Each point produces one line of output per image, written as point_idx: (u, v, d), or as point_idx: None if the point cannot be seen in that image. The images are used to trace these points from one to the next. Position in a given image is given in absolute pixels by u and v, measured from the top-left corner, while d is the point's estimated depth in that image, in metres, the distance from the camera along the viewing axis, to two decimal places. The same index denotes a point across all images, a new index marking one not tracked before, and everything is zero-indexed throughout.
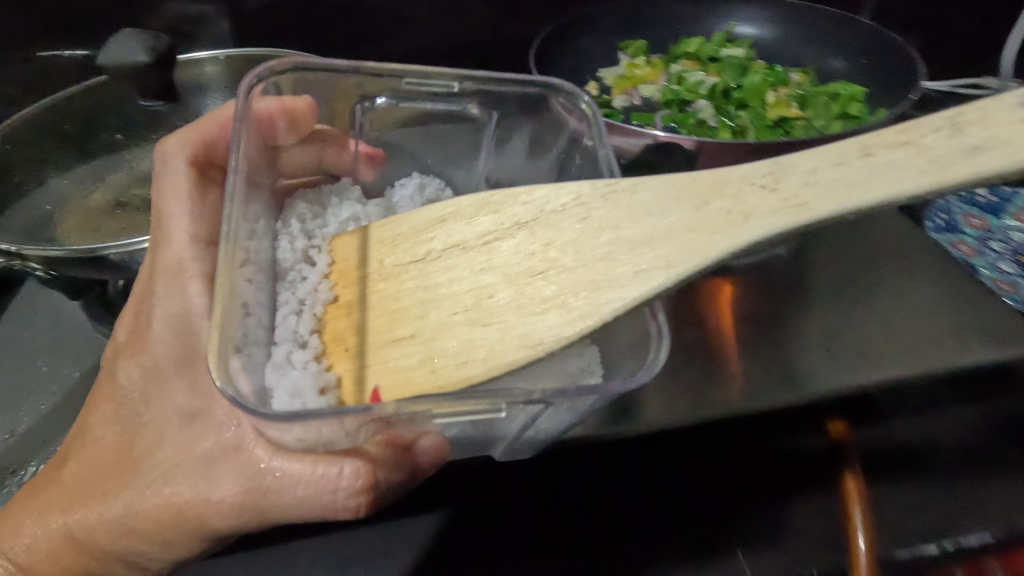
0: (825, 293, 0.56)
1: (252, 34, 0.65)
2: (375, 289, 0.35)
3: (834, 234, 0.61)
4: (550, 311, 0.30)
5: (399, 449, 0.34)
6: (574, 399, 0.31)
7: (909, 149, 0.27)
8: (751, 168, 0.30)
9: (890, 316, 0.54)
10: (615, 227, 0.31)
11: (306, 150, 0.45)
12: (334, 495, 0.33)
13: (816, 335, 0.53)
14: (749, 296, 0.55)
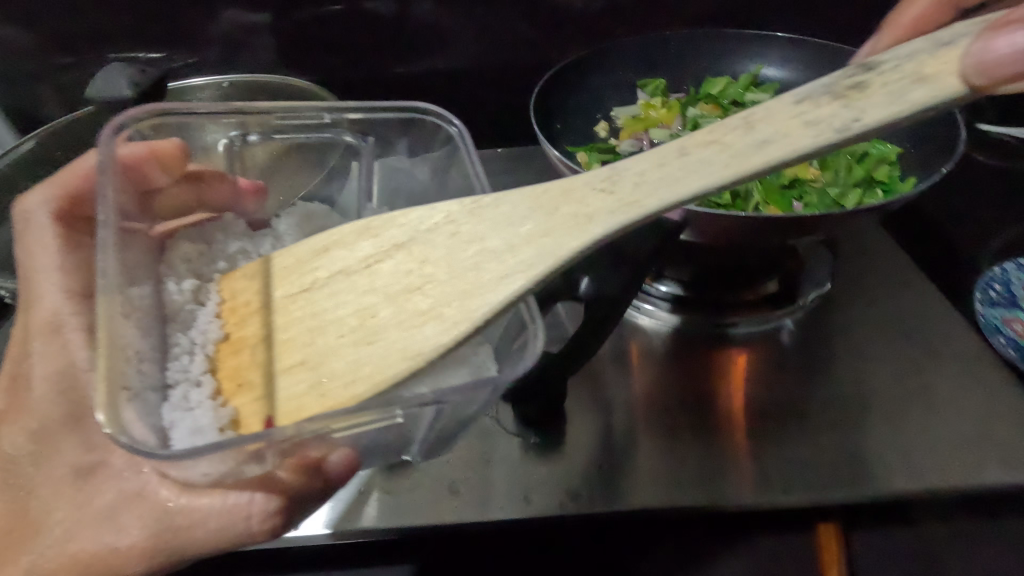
0: (850, 375, 0.52)
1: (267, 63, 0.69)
2: (269, 319, 0.34)
3: (853, 307, 0.58)
4: (427, 323, 0.31)
5: (310, 466, 0.33)
6: (467, 400, 0.31)
7: (715, 147, 0.30)
8: (588, 176, 0.33)
9: (921, 409, 0.50)
10: (482, 239, 0.32)
11: (184, 191, 0.44)
12: (247, 521, 0.33)
13: (840, 421, 0.49)
14: (761, 376, 0.53)
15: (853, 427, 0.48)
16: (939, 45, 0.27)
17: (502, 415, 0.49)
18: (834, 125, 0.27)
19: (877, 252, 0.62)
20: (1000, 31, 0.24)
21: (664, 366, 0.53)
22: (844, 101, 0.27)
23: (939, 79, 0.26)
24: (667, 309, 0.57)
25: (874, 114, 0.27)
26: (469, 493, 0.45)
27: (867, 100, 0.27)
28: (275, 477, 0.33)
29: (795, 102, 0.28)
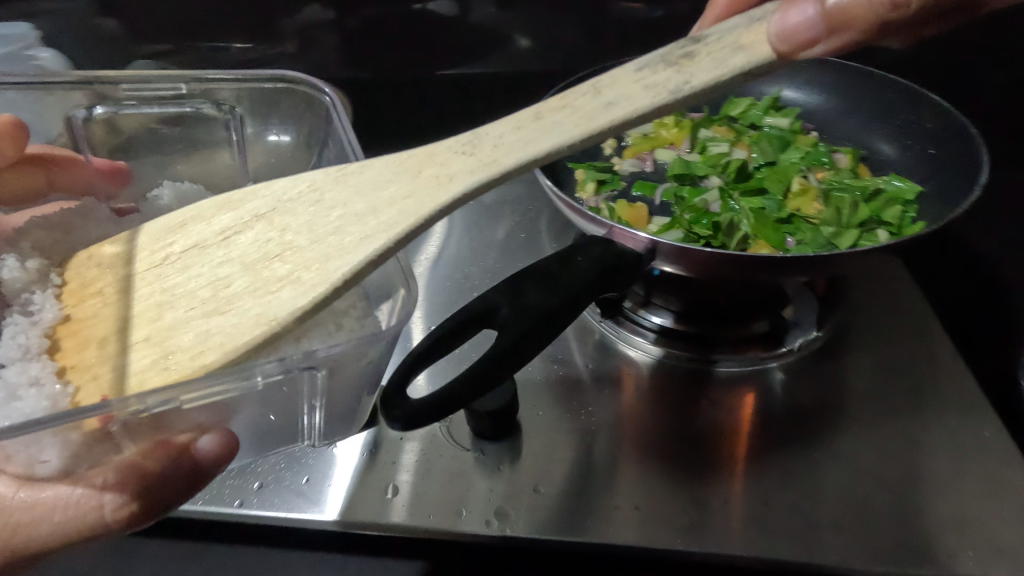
0: (869, 426, 0.48)
1: (329, 58, 0.83)
2: (123, 293, 0.37)
3: (855, 356, 0.53)
4: (283, 289, 0.33)
5: (173, 451, 0.34)
6: (341, 367, 0.33)
7: (565, 112, 0.34)
8: (451, 141, 0.36)
9: (944, 471, 0.45)
10: (343, 204, 0.35)
11: (26, 172, 0.49)
12: (97, 511, 0.33)
13: (811, 471, 0.45)
14: (767, 415, 0.49)
15: (866, 483, 0.44)
16: (753, 21, 0.33)
17: (455, 427, 0.48)
18: (667, 86, 0.33)
19: (883, 301, 0.58)
20: (794, 5, 0.31)
21: (636, 395, 0.51)
22: (677, 67, 0.33)
23: (754, 48, 0.32)
24: (653, 341, 0.54)
25: (700, 78, 0.33)
26: (406, 499, 0.44)
27: (694, 67, 0.33)
28: (136, 463, 0.34)
29: (636, 68, 0.34)
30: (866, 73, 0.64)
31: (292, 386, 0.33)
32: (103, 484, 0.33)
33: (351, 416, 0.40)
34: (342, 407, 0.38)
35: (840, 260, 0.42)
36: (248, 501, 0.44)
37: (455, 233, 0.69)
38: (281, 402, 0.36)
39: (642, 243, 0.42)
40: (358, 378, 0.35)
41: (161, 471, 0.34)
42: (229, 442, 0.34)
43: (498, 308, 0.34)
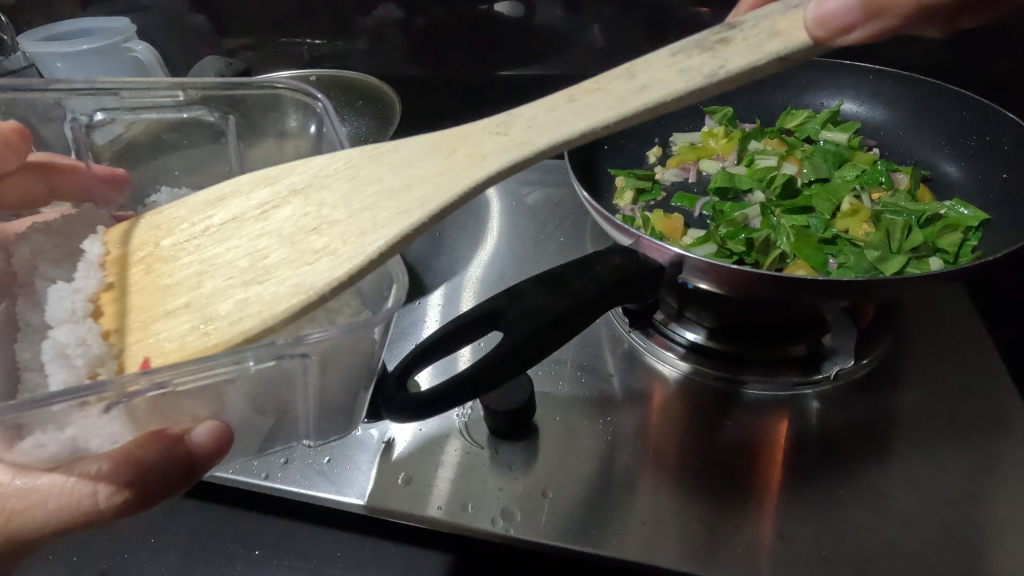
0: (913, 466, 0.45)
1: (393, 55, 0.86)
2: (149, 271, 0.37)
3: (900, 389, 0.50)
4: (321, 260, 0.34)
5: (162, 445, 0.36)
6: (331, 357, 0.35)
7: (598, 95, 0.35)
8: (483, 124, 0.37)
9: (997, 523, 0.42)
10: (380, 180, 0.36)
11: (32, 179, 0.50)
12: (92, 498, 0.35)
13: (835, 508, 0.43)
14: (802, 446, 0.47)
15: (906, 529, 0.42)
16: (789, 7, 0.33)
17: (473, 428, 0.49)
18: (700, 71, 0.33)
19: (939, 334, 0.54)
20: None
21: (659, 410, 0.50)
22: (710, 52, 0.33)
23: (790, 35, 0.33)
24: (680, 355, 0.53)
25: (734, 62, 0.32)
26: (419, 488, 0.45)
27: (731, 53, 0.33)
28: (128, 454, 0.35)
29: (670, 53, 0.34)
30: (936, 87, 0.62)
31: (287, 370, 0.35)
32: (96, 474, 0.35)
33: (345, 414, 0.41)
34: (337, 401, 0.40)
35: (890, 288, 0.40)
36: (274, 474, 0.47)
37: (497, 233, 0.70)
38: (284, 387, 0.37)
39: (669, 256, 0.41)
40: (349, 370, 0.37)
41: (150, 463, 0.35)
42: (221, 434, 0.37)
43: (506, 312, 0.35)
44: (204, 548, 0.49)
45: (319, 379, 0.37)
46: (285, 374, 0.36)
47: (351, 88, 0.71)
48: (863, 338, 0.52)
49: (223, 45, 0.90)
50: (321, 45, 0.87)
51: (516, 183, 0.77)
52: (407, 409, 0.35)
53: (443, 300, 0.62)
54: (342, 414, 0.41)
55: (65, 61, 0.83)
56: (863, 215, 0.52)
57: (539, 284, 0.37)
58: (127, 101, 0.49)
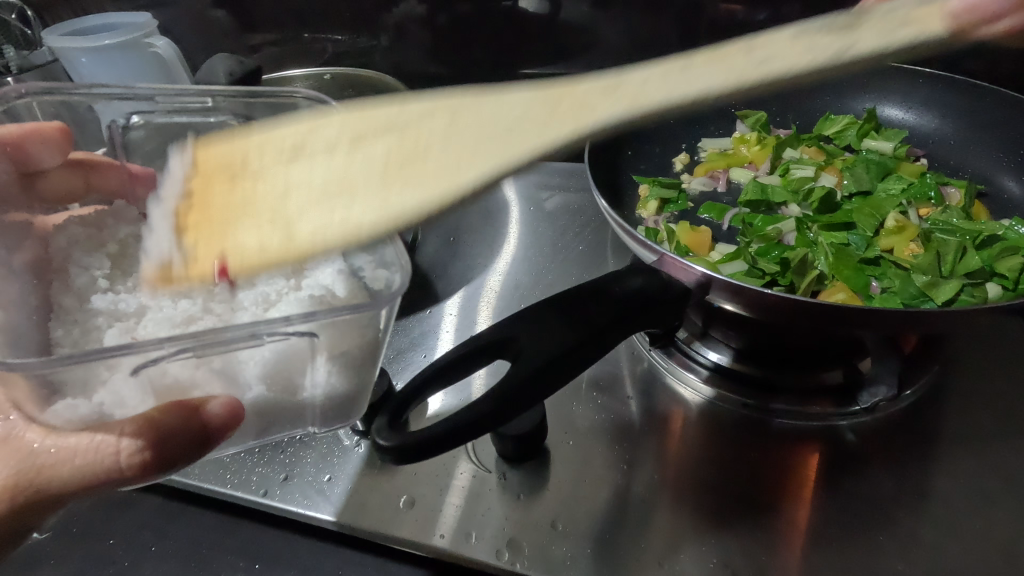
0: (961, 512, 0.41)
1: (416, 53, 0.83)
2: (243, 184, 0.36)
3: (947, 427, 0.46)
4: (410, 187, 0.33)
5: (179, 410, 0.33)
6: (341, 343, 0.32)
7: (715, 67, 0.34)
8: (588, 84, 0.36)
9: None
10: (484, 123, 0.35)
11: (70, 176, 0.47)
12: (115, 456, 0.32)
13: (872, 558, 0.39)
14: (833, 483, 0.43)
15: None
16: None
17: (481, 448, 0.47)
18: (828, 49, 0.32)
19: (991, 370, 0.49)
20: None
21: (680, 438, 0.47)
22: (843, 33, 0.33)
23: None
24: (703, 379, 0.50)
25: None
26: (422, 514, 0.43)
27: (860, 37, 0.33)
28: (151, 416, 0.32)
29: (797, 32, 0.34)
30: (1003, 95, 0.57)
31: (295, 358, 0.32)
32: (121, 432, 0.33)
33: (352, 402, 0.38)
34: (345, 396, 0.37)
35: (938, 319, 0.36)
36: (271, 492, 0.45)
37: (515, 241, 0.67)
38: (279, 393, 0.35)
39: (695, 277, 0.37)
40: (355, 361, 0.34)
41: (171, 426, 0.33)
42: (234, 408, 0.33)
43: (514, 338, 0.33)
44: (207, 556, 0.47)
45: (315, 380, 0.35)
46: (295, 361, 0.33)
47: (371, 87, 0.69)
48: (904, 368, 0.49)
49: (247, 41, 0.89)
50: (344, 42, 0.85)
51: (535, 190, 0.75)
52: (394, 445, 0.30)
53: (457, 311, 0.59)
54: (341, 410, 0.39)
55: (90, 57, 0.84)
56: (910, 231, 0.48)
57: (551, 307, 0.34)
58: (162, 106, 0.48)
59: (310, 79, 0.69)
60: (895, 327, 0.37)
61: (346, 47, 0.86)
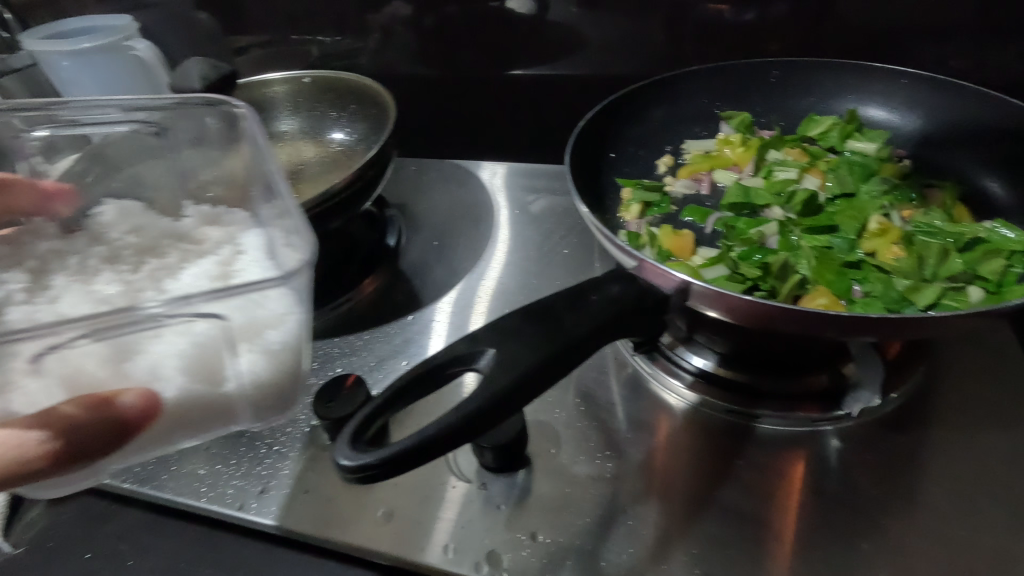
0: (941, 518, 0.40)
1: (402, 57, 0.82)
2: None
3: (930, 432, 0.45)
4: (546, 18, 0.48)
5: (95, 402, 0.32)
6: (259, 331, 0.33)
7: None
8: None
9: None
10: None
11: None
12: (20, 450, 0.31)
13: (850, 566, 0.38)
14: (810, 489, 0.43)
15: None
16: None
17: (462, 457, 0.46)
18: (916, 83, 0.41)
19: (977, 373, 0.49)
20: None
21: (666, 446, 0.46)
22: None
23: None
24: (687, 384, 0.49)
25: None
26: (402, 526, 0.42)
27: None
28: (65, 411, 0.32)
29: None
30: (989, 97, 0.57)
31: (212, 355, 0.33)
32: (30, 424, 0.32)
33: (285, 398, 0.38)
34: (274, 398, 0.37)
35: (923, 323, 0.36)
36: (247, 505, 0.45)
37: (498, 245, 0.67)
38: (206, 403, 0.34)
39: (674, 283, 0.37)
40: (278, 357, 0.35)
41: (85, 421, 0.32)
42: (150, 401, 0.33)
43: (477, 352, 0.32)
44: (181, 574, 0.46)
45: (240, 386, 0.34)
46: (213, 354, 0.33)
47: (345, 90, 0.67)
48: (888, 372, 0.48)
49: (230, 43, 0.88)
50: (327, 44, 0.84)
51: (519, 193, 0.75)
52: (360, 465, 0.28)
53: (438, 317, 0.58)
54: (277, 411, 0.38)
55: (72, 60, 0.82)
56: (895, 233, 0.48)
57: (524, 318, 0.33)
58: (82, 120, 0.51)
59: (289, 82, 0.67)
60: (880, 330, 0.37)
61: (329, 49, 0.84)
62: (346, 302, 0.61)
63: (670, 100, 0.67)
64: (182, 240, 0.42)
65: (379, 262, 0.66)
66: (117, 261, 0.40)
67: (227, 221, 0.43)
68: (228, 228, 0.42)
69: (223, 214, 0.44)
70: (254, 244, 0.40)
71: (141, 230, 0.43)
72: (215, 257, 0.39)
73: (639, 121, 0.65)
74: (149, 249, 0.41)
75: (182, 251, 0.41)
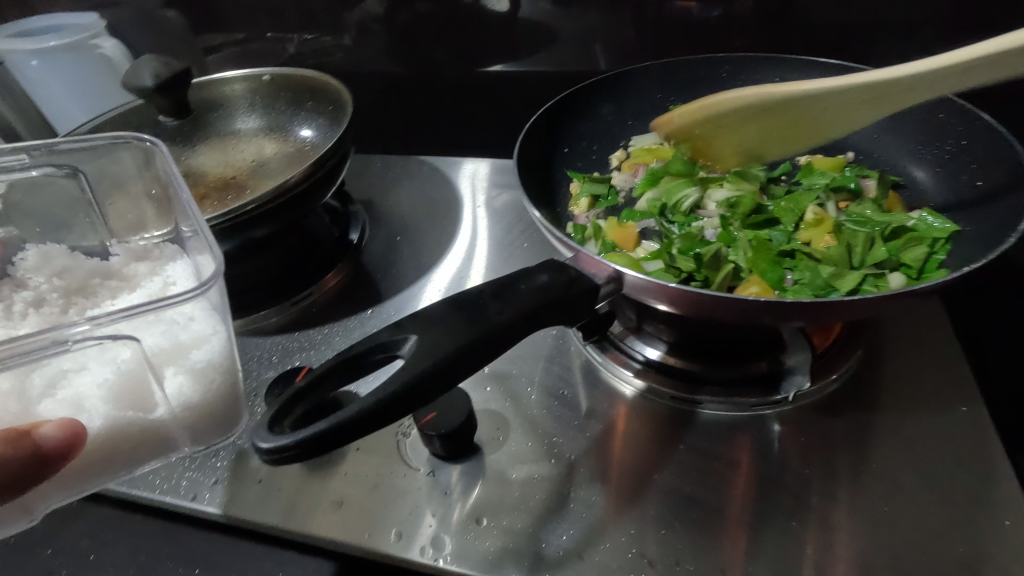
0: (865, 492, 0.42)
1: (369, 55, 0.82)
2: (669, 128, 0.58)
3: (860, 409, 0.47)
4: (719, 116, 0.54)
5: (12, 435, 0.30)
6: (184, 352, 0.32)
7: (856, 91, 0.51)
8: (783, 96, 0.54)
9: (946, 553, 0.39)
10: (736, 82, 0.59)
11: None
12: None
13: (775, 538, 0.40)
14: (743, 467, 0.44)
15: (847, 558, 0.39)
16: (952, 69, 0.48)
17: (412, 445, 0.47)
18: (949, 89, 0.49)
19: (913, 356, 0.51)
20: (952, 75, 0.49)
21: (613, 429, 0.47)
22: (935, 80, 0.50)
23: None
24: (633, 370, 0.50)
25: None
26: (351, 512, 0.44)
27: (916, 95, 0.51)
28: None
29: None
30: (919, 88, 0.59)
31: (136, 382, 0.32)
32: None
33: (225, 418, 0.37)
34: (207, 421, 0.36)
35: (849, 305, 0.37)
36: (200, 496, 0.46)
37: (459, 237, 0.68)
38: (136, 430, 0.33)
39: (608, 272, 0.39)
40: (206, 378, 0.33)
41: (3, 456, 0.30)
42: (74, 429, 0.31)
43: (405, 338, 0.33)
44: (144, 566, 0.46)
45: (171, 410, 0.33)
46: (130, 379, 0.32)
47: (304, 87, 0.67)
48: (826, 356, 0.50)
49: (201, 42, 0.88)
50: (299, 43, 0.84)
51: (483, 188, 0.76)
52: (278, 447, 0.29)
53: (394, 312, 0.59)
54: (218, 431, 0.37)
55: (41, 58, 0.82)
56: (826, 220, 0.51)
57: (452, 307, 0.35)
58: None
59: (247, 79, 0.68)
60: (806, 316, 0.38)
61: (298, 48, 0.85)
62: (309, 296, 0.62)
63: (623, 96, 0.69)
64: (110, 278, 0.39)
65: (340, 256, 0.66)
66: (44, 304, 0.37)
67: (158, 256, 0.42)
68: (158, 263, 0.41)
69: (152, 250, 0.43)
70: (184, 276, 0.39)
71: (66, 271, 0.40)
72: (145, 292, 0.38)
73: (589, 116, 0.68)
74: (78, 290, 0.38)
75: (113, 291, 0.39)
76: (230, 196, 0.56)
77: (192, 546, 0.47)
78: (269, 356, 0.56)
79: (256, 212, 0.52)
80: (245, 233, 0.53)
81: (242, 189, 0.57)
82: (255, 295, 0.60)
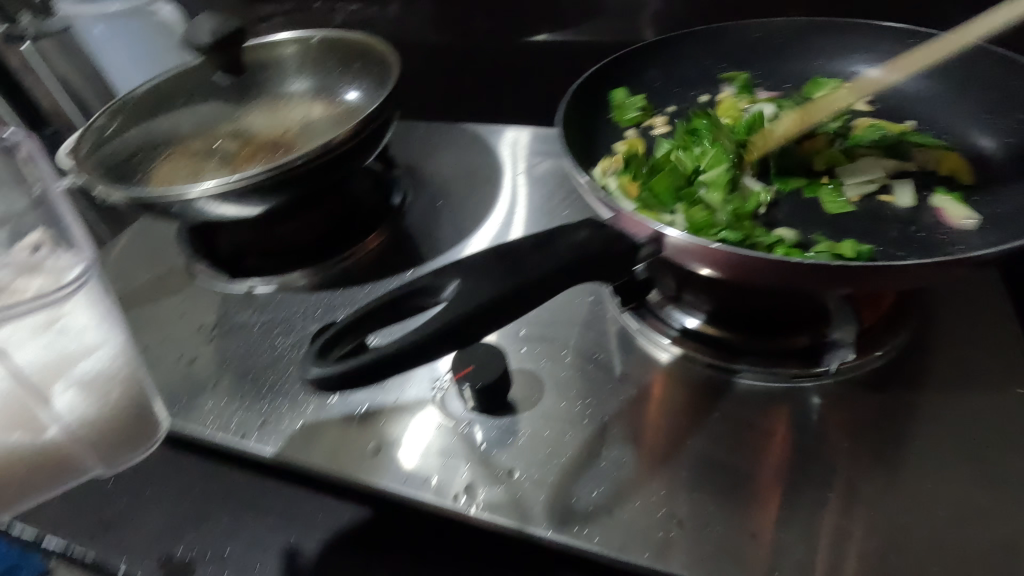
0: (905, 469, 0.41)
1: (413, 21, 0.83)
2: None
3: (908, 385, 0.46)
4: None
5: None
6: (71, 364, 0.37)
7: None
8: None
9: (986, 532, 0.37)
10: None
11: None
12: None
13: (807, 506, 0.40)
14: (779, 438, 0.44)
15: (877, 533, 0.38)
16: None
17: (448, 401, 0.48)
18: None
19: (967, 333, 0.49)
20: None
21: (648, 394, 0.47)
22: None
23: None
24: (672, 337, 0.50)
25: None
26: (387, 459, 0.45)
27: None
28: None
29: None
30: (994, 55, 0.56)
31: (21, 406, 0.36)
32: None
33: (123, 425, 0.42)
34: (103, 436, 0.41)
35: (898, 273, 0.36)
36: (247, 435, 0.48)
37: (500, 202, 0.69)
38: (32, 454, 0.38)
39: (649, 232, 0.38)
40: (98, 388, 0.39)
41: None
42: None
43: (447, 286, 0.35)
44: (197, 500, 0.50)
45: (65, 428, 0.38)
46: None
47: (351, 47, 0.68)
48: (874, 331, 0.48)
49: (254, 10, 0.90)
50: (347, 11, 0.85)
51: (524, 156, 0.76)
52: (325, 374, 0.31)
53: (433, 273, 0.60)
54: (122, 442, 0.43)
55: (105, 25, 0.86)
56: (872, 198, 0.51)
57: (493, 259, 0.36)
58: None
59: (299, 41, 0.69)
60: (858, 283, 0.37)
61: (346, 16, 0.86)
62: (350, 256, 0.63)
63: (671, 61, 0.68)
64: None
65: (383, 218, 0.67)
66: None
67: (48, 269, 0.41)
68: (52, 273, 0.41)
69: (43, 261, 0.42)
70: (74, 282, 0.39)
71: None
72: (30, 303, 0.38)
73: (635, 82, 0.67)
74: None
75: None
76: (279, 153, 0.58)
77: (242, 486, 0.50)
78: (313, 311, 0.58)
79: (304, 168, 0.53)
80: (289, 191, 0.54)
81: (290, 146, 0.59)
82: (300, 255, 0.62)
